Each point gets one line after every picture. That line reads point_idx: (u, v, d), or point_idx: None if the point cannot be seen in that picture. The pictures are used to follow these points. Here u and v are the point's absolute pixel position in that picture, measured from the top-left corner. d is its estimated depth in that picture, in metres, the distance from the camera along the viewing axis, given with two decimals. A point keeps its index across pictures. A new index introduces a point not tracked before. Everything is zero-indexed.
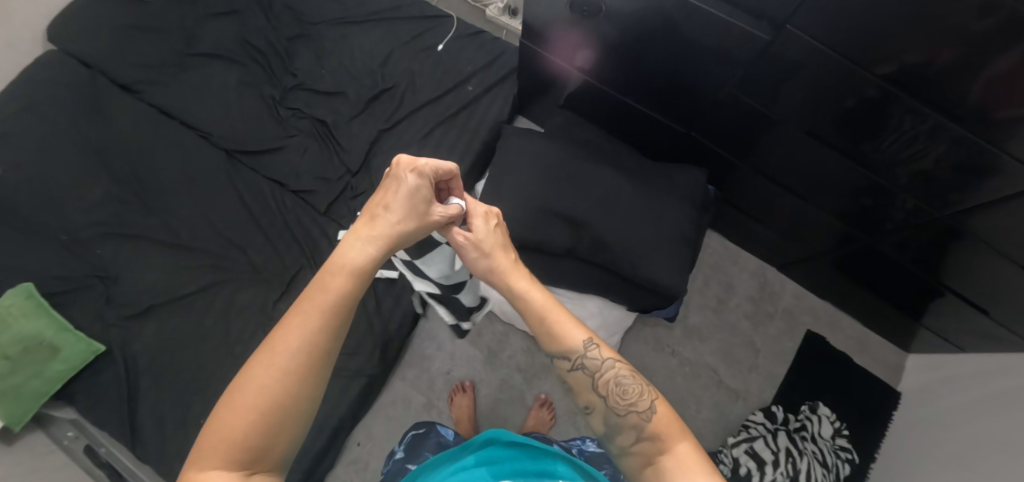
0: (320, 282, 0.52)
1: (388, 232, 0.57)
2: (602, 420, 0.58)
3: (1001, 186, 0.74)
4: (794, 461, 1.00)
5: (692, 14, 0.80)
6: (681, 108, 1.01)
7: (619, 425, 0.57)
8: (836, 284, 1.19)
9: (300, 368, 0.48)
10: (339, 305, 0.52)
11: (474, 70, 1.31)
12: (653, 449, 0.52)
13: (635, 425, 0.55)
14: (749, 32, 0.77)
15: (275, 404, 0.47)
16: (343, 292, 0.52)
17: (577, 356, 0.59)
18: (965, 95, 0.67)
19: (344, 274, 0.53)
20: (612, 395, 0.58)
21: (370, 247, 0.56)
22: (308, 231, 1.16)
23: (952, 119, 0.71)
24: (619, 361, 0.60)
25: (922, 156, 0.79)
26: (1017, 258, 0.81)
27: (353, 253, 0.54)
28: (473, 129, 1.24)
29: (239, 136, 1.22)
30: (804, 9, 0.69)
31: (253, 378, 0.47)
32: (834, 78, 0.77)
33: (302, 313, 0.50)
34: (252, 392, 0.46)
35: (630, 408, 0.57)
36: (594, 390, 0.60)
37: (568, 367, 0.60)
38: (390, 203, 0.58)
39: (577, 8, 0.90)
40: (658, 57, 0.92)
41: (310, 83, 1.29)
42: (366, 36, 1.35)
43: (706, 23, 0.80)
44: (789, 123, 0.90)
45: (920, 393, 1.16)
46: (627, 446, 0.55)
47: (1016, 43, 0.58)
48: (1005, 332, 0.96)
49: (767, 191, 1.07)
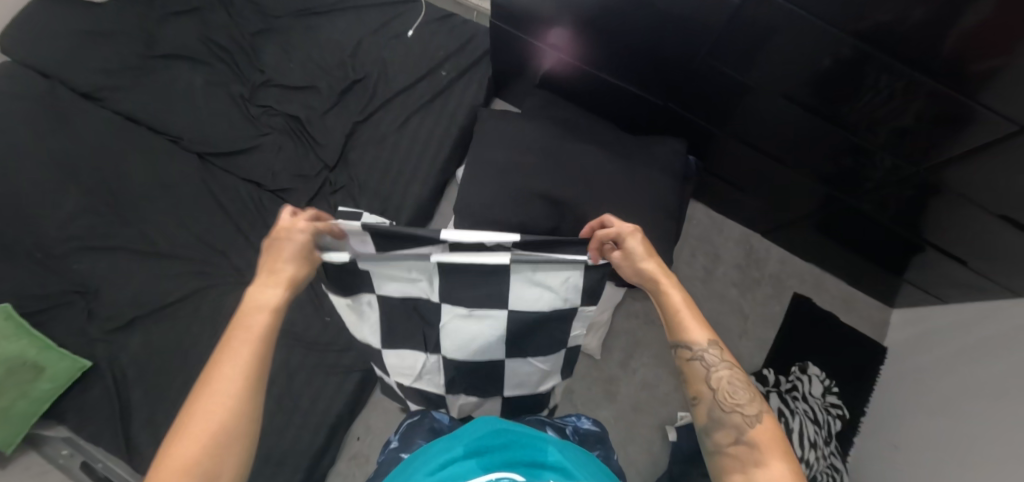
0: (242, 321, 0.56)
1: (287, 278, 0.61)
2: (705, 410, 0.60)
3: (973, 138, 0.75)
4: (786, 420, 1.02)
5: None
6: (657, 80, 1.00)
7: (720, 421, 0.59)
8: (820, 246, 1.21)
9: (238, 400, 0.50)
10: (265, 338, 0.55)
11: (447, 55, 1.28)
12: (751, 457, 0.54)
13: (736, 426, 0.58)
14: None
15: (221, 432, 0.48)
16: (267, 326, 0.56)
17: (700, 348, 0.62)
18: (938, 49, 0.67)
19: (265, 312, 0.57)
20: (722, 391, 0.60)
21: (276, 291, 0.59)
22: None
23: (925, 74, 0.71)
24: (735, 368, 0.62)
25: (898, 114, 0.80)
26: (994, 208, 0.83)
27: (264, 298, 0.58)
28: (450, 115, 1.22)
29: (212, 138, 1.19)
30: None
31: (195, 414, 0.48)
32: (808, 40, 0.76)
33: (234, 348, 0.53)
34: (192, 427, 0.47)
35: (734, 409, 0.59)
36: (705, 382, 0.61)
37: (687, 356, 0.63)
38: (283, 257, 0.62)
39: None
40: (632, 30, 0.90)
41: (278, 79, 1.25)
42: (333, 26, 1.31)
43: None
44: (767, 88, 0.89)
45: (906, 346, 1.19)
46: (724, 444, 0.58)
47: None
48: (984, 281, 0.99)
49: (749, 158, 1.07)
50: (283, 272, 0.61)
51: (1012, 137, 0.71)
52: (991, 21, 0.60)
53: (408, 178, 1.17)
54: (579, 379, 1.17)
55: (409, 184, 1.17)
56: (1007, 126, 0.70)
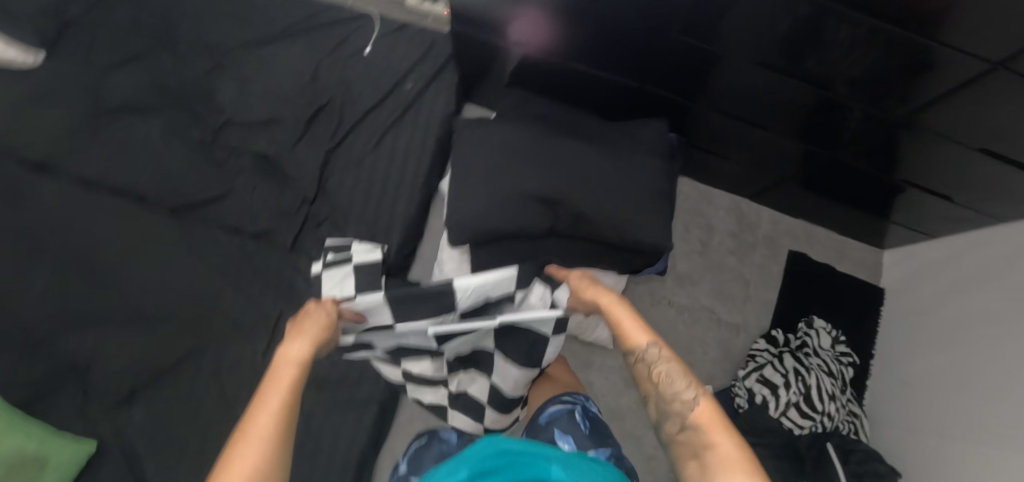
0: (274, 375, 0.66)
1: (312, 333, 0.76)
2: (655, 408, 0.63)
3: (944, 81, 0.77)
4: (803, 378, 1.04)
5: None
6: (630, 63, 0.98)
7: (667, 412, 0.61)
8: (808, 202, 1.22)
9: (276, 431, 0.56)
10: (294, 383, 0.65)
11: (410, 66, 1.25)
12: (695, 437, 0.56)
13: (679, 412, 0.60)
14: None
15: (263, 461, 0.53)
16: (294, 374, 0.66)
17: (641, 350, 0.68)
18: (907, 3, 0.67)
19: (293, 363, 0.68)
20: (663, 383, 0.64)
21: (299, 345, 0.72)
22: (278, 273, 1.11)
23: (893, 26, 0.72)
24: (675, 361, 0.65)
25: (866, 65, 0.81)
26: (974, 144, 0.86)
27: (290, 352, 0.70)
28: (423, 127, 1.20)
29: (181, 190, 1.14)
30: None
31: (241, 446, 0.54)
32: (772, 5, 0.76)
33: (269, 394, 0.61)
34: (239, 453, 0.53)
35: (677, 397, 0.61)
36: (649, 382, 0.65)
37: (634, 363, 0.69)
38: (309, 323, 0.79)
39: None
40: (596, 19, 0.89)
41: (238, 116, 1.20)
42: (287, 53, 1.26)
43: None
44: (736, 58, 0.89)
45: (902, 285, 1.23)
46: (673, 433, 0.59)
47: None
48: (967, 212, 1.03)
49: (727, 126, 1.07)
50: (305, 331, 0.76)
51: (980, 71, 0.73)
52: None
53: (391, 199, 1.15)
54: (596, 372, 1.17)
55: (393, 205, 1.14)
56: (977, 65, 0.73)
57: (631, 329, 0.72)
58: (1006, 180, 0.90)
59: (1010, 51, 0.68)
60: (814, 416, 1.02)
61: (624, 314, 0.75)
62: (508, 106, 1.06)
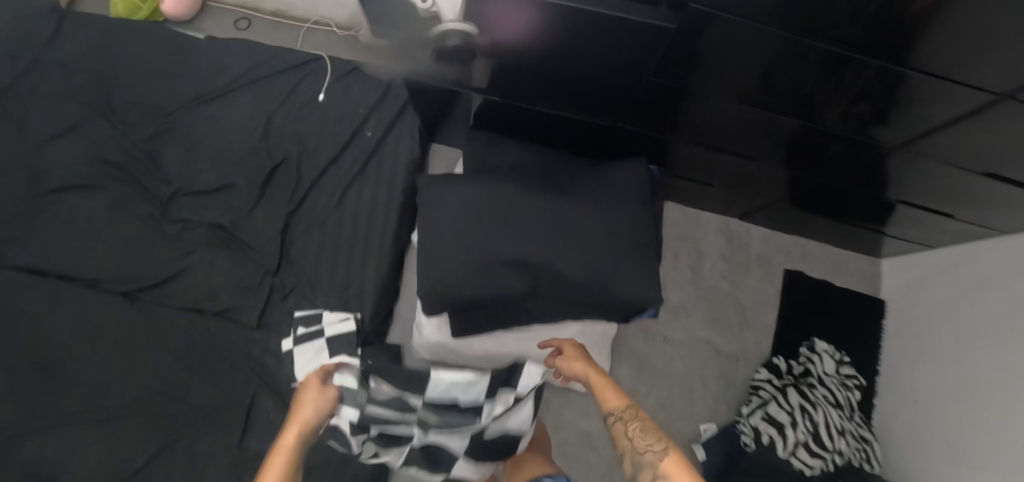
0: None
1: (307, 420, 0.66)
2: (629, 465, 0.63)
3: (946, 109, 0.71)
4: (810, 415, 0.99)
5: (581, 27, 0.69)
6: (600, 103, 0.89)
7: (640, 464, 0.62)
8: (800, 219, 1.15)
9: None
10: None
11: (367, 112, 1.17)
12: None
13: (650, 463, 0.60)
14: (653, 24, 0.66)
15: None
16: None
17: (614, 411, 0.71)
18: (893, 36, 0.62)
19: None
20: (636, 437, 0.65)
21: None
22: (247, 353, 1.03)
23: (891, 61, 0.65)
24: (646, 419, 0.67)
25: (852, 96, 0.74)
26: (975, 166, 0.80)
27: None
28: (387, 178, 1.12)
29: (135, 272, 1.07)
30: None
31: None
32: (747, 44, 0.69)
33: None
34: None
35: (648, 450, 0.62)
36: (623, 438, 0.66)
37: (608, 422, 0.71)
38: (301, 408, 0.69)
39: (447, 57, 0.80)
40: (557, 68, 0.81)
41: (188, 185, 1.11)
42: (234, 109, 1.17)
43: (606, 27, 0.68)
44: (712, 94, 0.82)
45: (902, 296, 1.18)
46: None
47: None
48: (966, 226, 0.98)
49: (708, 156, 1.00)
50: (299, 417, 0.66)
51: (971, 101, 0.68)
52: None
53: (360, 261, 1.07)
54: (594, 420, 1.12)
55: (363, 267, 1.07)
56: (983, 94, 0.67)
57: (607, 391, 0.75)
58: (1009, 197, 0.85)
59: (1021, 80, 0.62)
60: (824, 455, 0.96)
61: (598, 377, 0.79)
62: (473, 155, 0.98)
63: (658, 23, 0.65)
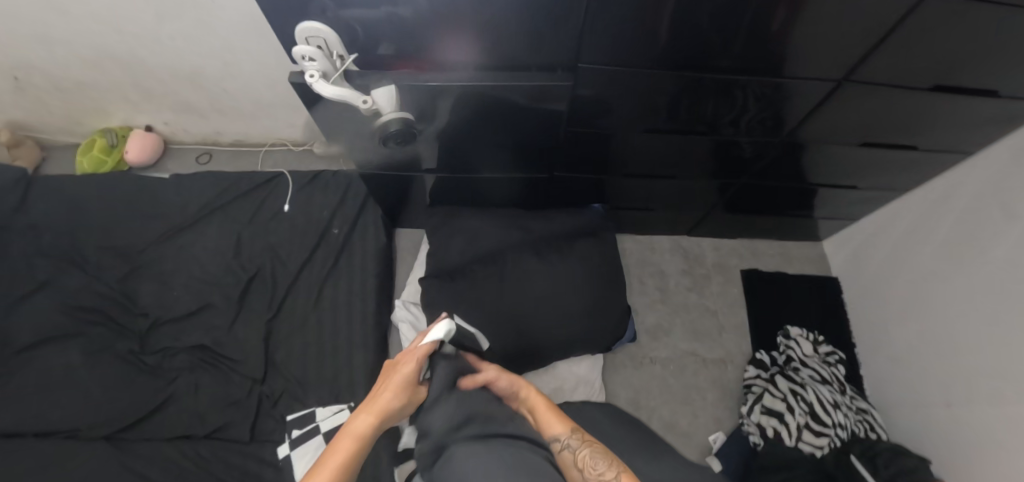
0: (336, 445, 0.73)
1: (381, 408, 0.77)
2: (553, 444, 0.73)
3: (813, 96, 0.85)
4: (802, 396, 1.04)
5: (501, 95, 0.85)
6: (534, 155, 1.03)
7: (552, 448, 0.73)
8: (739, 223, 1.27)
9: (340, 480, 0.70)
10: (349, 460, 0.72)
11: (332, 212, 1.24)
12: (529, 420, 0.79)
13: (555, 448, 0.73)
14: (562, 87, 0.82)
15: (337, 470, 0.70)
16: (363, 438, 0.74)
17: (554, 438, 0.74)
18: (758, 55, 0.76)
19: (349, 438, 0.74)
20: (586, 466, 0.68)
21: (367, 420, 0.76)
22: (240, 469, 0.99)
23: (745, 74, 0.81)
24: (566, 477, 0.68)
25: (740, 108, 0.89)
26: (850, 138, 0.94)
27: (356, 427, 0.75)
28: (360, 269, 1.19)
29: (116, 412, 1.02)
30: (592, 48, 0.76)
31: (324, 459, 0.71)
32: (644, 85, 0.84)
33: (340, 442, 0.73)
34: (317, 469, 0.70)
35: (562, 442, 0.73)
36: (575, 467, 0.69)
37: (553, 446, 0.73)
38: (405, 369, 0.80)
39: (392, 142, 0.87)
40: (492, 128, 0.94)
41: (165, 313, 1.12)
42: (205, 235, 1.20)
43: (532, 98, 0.86)
44: (628, 131, 0.95)
45: (846, 270, 1.28)
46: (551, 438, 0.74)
47: (779, 8, 0.68)
48: (877, 192, 1.11)
49: (642, 186, 1.13)
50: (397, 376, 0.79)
51: (830, 93, 0.84)
52: (787, 22, 0.70)
53: (346, 350, 1.11)
54: None
55: (349, 355, 1.10)
56: (825, 84, 0.82)
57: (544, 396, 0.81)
58: (889, 160, 1.00)
59: (851, 64, 0.78)
60: (828, 431, 1.01)
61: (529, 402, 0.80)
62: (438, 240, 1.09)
63: (561, 86, 0.82)
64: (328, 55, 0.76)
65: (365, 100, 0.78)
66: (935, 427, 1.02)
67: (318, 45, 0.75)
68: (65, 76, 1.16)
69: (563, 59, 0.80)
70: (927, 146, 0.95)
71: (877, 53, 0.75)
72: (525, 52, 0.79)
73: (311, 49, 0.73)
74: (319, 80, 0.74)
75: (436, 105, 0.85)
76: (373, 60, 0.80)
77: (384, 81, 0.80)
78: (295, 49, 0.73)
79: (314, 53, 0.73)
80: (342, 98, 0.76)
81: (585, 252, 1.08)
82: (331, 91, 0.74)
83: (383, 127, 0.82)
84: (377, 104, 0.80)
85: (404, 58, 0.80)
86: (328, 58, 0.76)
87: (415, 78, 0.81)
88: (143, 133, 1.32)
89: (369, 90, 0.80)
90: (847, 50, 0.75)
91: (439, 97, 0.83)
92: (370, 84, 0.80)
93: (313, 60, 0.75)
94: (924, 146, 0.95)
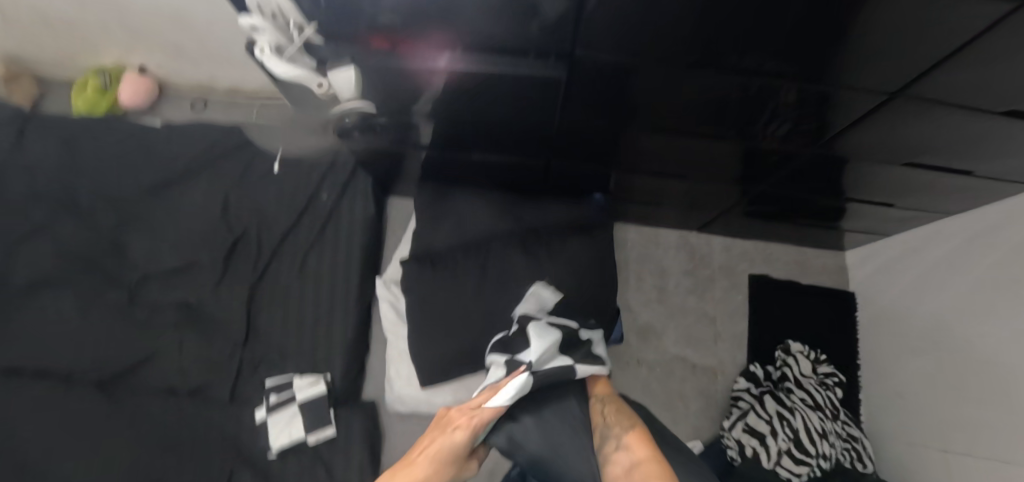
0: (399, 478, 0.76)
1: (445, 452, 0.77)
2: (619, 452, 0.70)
3: (854, 108, 0.73)
4: (789, 422, 0.99)
5: (491, 79, 0.76)
6: (531, 143, 0.94)
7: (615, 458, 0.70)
8: (753, 227, 1.17)
9: None
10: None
11: (322, 177, 1.21)
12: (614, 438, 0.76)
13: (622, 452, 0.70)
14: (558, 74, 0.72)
15: None
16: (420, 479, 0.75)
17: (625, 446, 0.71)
18: (796, 58, 0.64)
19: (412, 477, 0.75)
20: None
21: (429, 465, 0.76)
22: (219, 429, 1.02)
23: (778, 78, 0.68)
24: None
25: (769, 112, 0.77)
26: (894, 157, 0.82)
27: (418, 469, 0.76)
28: (347, 239, 1.17)
29: (104, 359, 1.04)
30: (593, 39, 0.65)
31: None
32: (657, 80, 0.72)
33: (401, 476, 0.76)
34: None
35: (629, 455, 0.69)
36: None
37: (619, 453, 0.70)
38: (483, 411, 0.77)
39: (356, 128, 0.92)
40: (485, 111, 0.85)
41: (154, 268, 1.12)
42: (194, 191, 1.19)
43: (527, 84, 0.76)
44: (635, 127, 0.85)
45: (867, 288, 1.19)
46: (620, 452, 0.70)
47: (832, 9, 0.55)
48: (914, 213, 0.99)
49: (649, 182, 1.03)
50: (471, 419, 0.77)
51: (877, 107, 0.71)
52: (838, 23, 0.57)
53: (327, 321, 1.11)
54: None
55: (330, 327, 1.10)
56: (873, 96, 0.69)
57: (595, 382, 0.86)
58: (935, 183, 0.87)
59: (911, 77, 0.64)
60: (809, 461, 0.96)
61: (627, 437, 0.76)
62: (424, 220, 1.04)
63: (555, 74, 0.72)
64: (280, 23, 0.75)
65: (319, 83, 0.81)
66: (930, 470, 0.96)
67: (270, 13, 0.74)
68: (51, 12, 1.11)
69: (558, 48, 0.69)
70: (984, 174, 0.82)
71: (940, 71, 0.62)
72: (515, 38, 0.67)
73: (259, 19, 0.73)
74: (264, 52, 0.75)
75: (427, 79, 0.76)
76: (340, 29, 0.70)
77: (358, 57, 0.73)
78: (244, 18, 0.74)
79: (257, 24, 0.73)
80: (291, 76, 0.78)
81: (575, 254, 1.03)
82: (281, 70, 0.77)
83: (342, 112, 0.87)
84: (335, 88, 0.81)
85: (381, 29, 0.68)
86: (280, 28, 0.75)
87: (395, 55, 0.72)
88: (137, 75, 1.27)
89: (328, 68, 0.79)
90: (906, 63, 0.62)
91: (430, 74, 0.74)
92: (330, 62, 0.77)
93: (263, 29, 0.74)
94: (982, 172, 0.82)
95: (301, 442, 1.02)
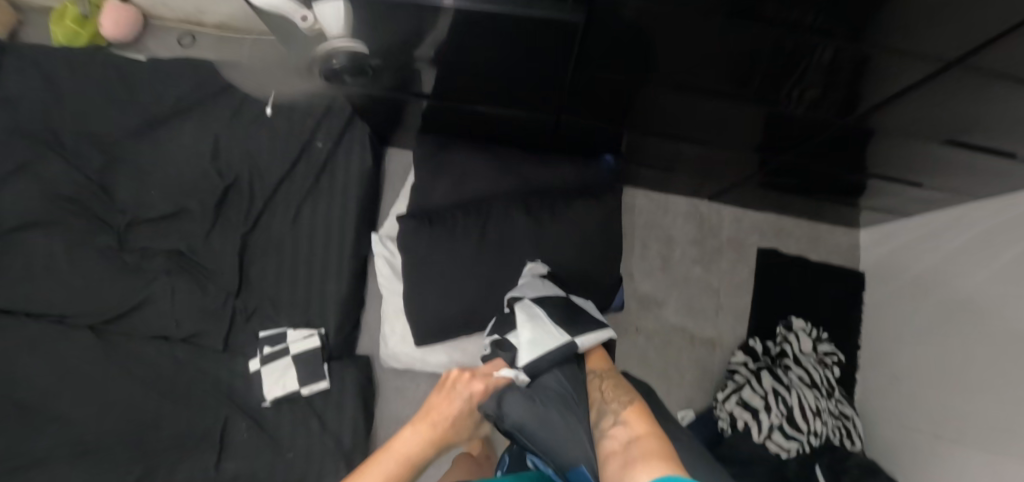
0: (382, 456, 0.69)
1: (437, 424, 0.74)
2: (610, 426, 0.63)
3: (904, 75, 0.65)
4: (784, 398, 0.98)
5: (499, 20, 0.68)
6: (540, 96, 0.87)
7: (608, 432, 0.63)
8: (768, 198, 1.12)
9: None
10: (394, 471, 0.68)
11: (316, 123, 1.15)
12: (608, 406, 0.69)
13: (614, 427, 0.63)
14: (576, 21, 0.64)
15: None
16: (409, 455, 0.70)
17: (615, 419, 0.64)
18: (850, 15, 0.56)
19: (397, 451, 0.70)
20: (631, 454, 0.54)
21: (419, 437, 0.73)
22: (214, 377, 1.02)
23: (823, 35, 0.60)
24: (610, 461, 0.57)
25: (805, 75, 0.69)
26: (936, 134, 0.76)
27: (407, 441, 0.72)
28: (343, 190, 1.12)
29: (96, 304, 1.02)
30: None
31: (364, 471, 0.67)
32: (685, 31, 0.64)
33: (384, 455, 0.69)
34: None
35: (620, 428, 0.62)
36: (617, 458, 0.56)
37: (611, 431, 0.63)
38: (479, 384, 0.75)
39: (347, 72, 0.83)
40: (494, 57, 0.78)
41: (143, 213, 1.09)
42: (182, 133, 1.13)
43: (538, 29, 0.68)
44: (655, 83, 0.77)
45: (879, 268, 1.16)
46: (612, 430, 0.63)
47: None
48: (942, 194, 0.94)
49: (663, 144, 0.97)
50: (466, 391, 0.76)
51: (929, 75, 0.64)
52: None
53: (321, 274, 1.08)
54: None
55: (324, 281, 1.08)
56: (928, 62, 0.62)
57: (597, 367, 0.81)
58: (975, 164, 0.81)
59: (977, 42, 0.57)
60: (799, 437, 0.96)
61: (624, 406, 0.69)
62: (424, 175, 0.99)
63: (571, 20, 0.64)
64: None
65: (304, 16, 0.70)
66: (920, 451, 0.96)
67: None
68: None
69: None
70: None
71: (1012, 37, 0.55)
72: None
73: None
74: None
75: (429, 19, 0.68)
76: None
77: None
78: None
79: None
80: (272, 7, 0.68)
81: (581, 217, 0.95)
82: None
83: (328, 52, 0.77)
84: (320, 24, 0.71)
85: None
86: None
87: None
88: (118, 4, 1.18)
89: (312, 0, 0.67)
90: (975, 24, 0.54)
91: (434, 13, 0.67)
92: None
93: None
94: None
95: (295, 392, 1.01)
